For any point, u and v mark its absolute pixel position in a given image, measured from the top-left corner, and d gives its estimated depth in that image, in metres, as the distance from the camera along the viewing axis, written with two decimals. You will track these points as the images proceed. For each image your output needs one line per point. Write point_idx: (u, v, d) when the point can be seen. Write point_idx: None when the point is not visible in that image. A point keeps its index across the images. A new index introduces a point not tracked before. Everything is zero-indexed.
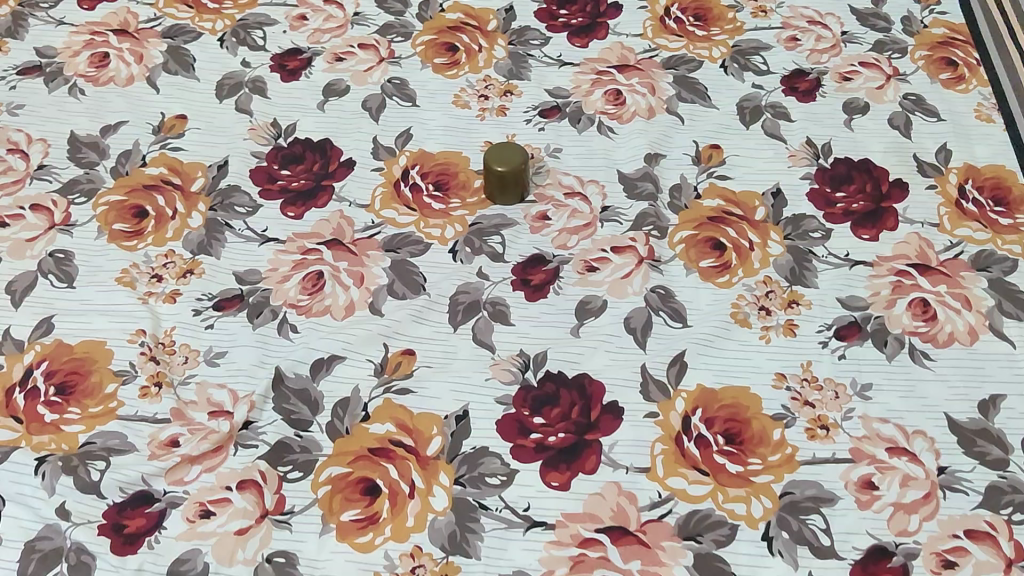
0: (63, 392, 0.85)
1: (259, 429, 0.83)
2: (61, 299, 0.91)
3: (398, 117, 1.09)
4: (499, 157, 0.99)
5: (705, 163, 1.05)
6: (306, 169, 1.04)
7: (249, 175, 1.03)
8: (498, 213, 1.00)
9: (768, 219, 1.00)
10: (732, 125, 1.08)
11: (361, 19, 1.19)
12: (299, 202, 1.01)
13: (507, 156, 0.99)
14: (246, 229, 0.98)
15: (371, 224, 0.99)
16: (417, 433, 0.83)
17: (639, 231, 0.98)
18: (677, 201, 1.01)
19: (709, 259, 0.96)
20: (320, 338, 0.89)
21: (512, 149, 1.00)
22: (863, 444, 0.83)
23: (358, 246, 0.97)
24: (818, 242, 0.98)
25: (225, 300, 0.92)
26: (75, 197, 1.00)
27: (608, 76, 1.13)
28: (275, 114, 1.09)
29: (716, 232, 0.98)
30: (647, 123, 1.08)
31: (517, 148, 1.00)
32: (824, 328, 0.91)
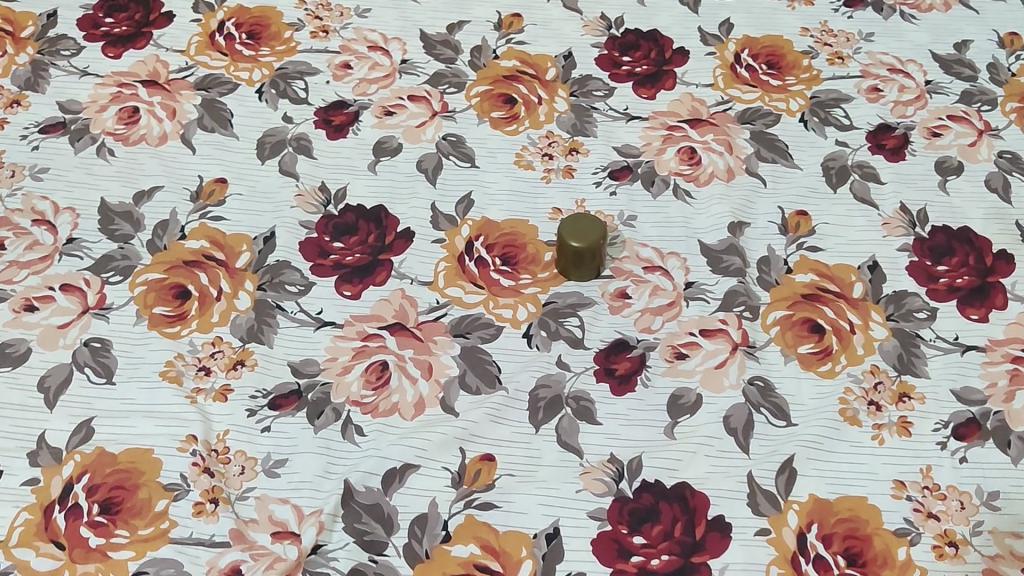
0: (108, 511, 0.77)
1: (330, 554, 0.75)
2: (100, 398, 0.83)
3: (457, 179, 1.00)
4: (575, 231, 0.91)
5: (793, 232, 0.97)
6: (360, 241, 0.95)
7: (299, 247, 0.94)
8: (573, 291, 0.92)
9: (867, 296, 0.92)
10: (819, 188, 1.00)
11: (410, 67, 1.11)
12: (356, 279, 0.92)
13: (584, 230, 0.91)
14: (299, 311, 0.90)
15: (437, 304, 0.90)
16: (505, 556, 0.75)
17: (729, 312, 0.90)
18: (767, 276, 0.93)
19: (808, 344, 0.88)
20: (391, 443, 0.81)
21: (589, 222, 0.91)
22: (997, 565, 0.76)
23: (424, 330, 0.88)
24: (924, 323, 0.90)
25: (281, 397, 0.84)
26: (109, 275, 0.91)
27: (680, 132, 1.05)
28: (323, 177, 1.00)
29: (813, 312, 0.90)
30: (727, 186, 1.00)
31: (594, 222, 0.92)
32: (941, 426, 0.83)
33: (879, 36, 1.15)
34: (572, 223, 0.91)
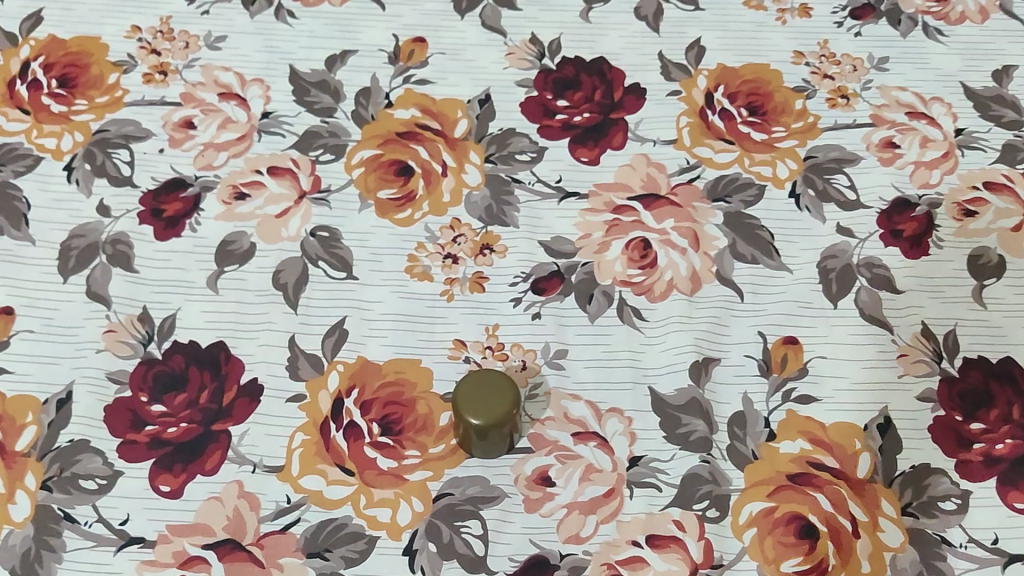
0: None
1: None
2: None
3: (328, 297, 0.75)
4: (477, 399, 0.66)
5: (777, 373, 0.72)
6: (189, 402, 0.70)
7: (104, 416, 0.69)
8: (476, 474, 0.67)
9: (876, 476, 0.68)
10: (813, 302, 0.75)
11: (273, 124, 0.83)
12: (178, 467, 0.67)
13: (488, 398, 0.66)
14: (96, 521, 0.65)
15: (286, 504, 0.66)
16: None
17: (687, 509, 0.66)
18: (741, 445, 0.69)
19: (796, 558, 0.64)
20: None
21: (497, 385, 0.67)
22: None
23: (266, 548, 0.64)
24: (953, 518, 0.66)
25: None
26: None
27: (631, 215, 0.79)
28: (145, 301, 0.74)
29: (803, 504, 0.66)
30: (690, 302, 0.75)
31: (506, 385, 0.67)
32: None
33: (895, 62, 0.87)
34: (475, 388, 0.67)
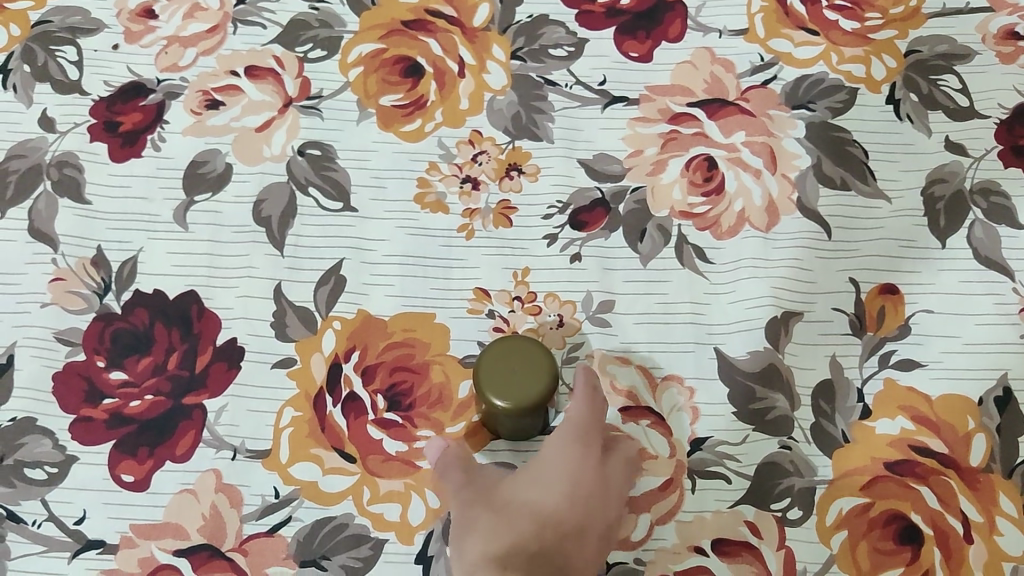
0: None
1: None
2: None
3: (321, 235, 0.61)
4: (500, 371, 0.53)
5: (873, 331, 0.58)
6: (154, 368, 0.58)
7: (54, 387, 0.57)
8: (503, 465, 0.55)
9: (993, 464, 0.55)
10: (916, 240, 0.61)
11: (250, 12, 0.68)
12: (142, 450, 0.56)
13: (516, 370, 0.53)
14: (46, 520, 0.54)
15: (275, 500, 0.55)
16: None
17: (762, 509, 0.54)
18: (828, 424, 0.56)
19: (895, 570, 0.53)
20: None
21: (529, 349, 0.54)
22: None
23: (251, 556, 0.53)
24: None
25: None
26: None
27: (692, 126, 0.64)
28: (100, 240, 0.61)
29: (903, 501, 0.54)
30: (765, 242, 0.61)
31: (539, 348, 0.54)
32: None
33: None
34: (497, 356, 0.54)
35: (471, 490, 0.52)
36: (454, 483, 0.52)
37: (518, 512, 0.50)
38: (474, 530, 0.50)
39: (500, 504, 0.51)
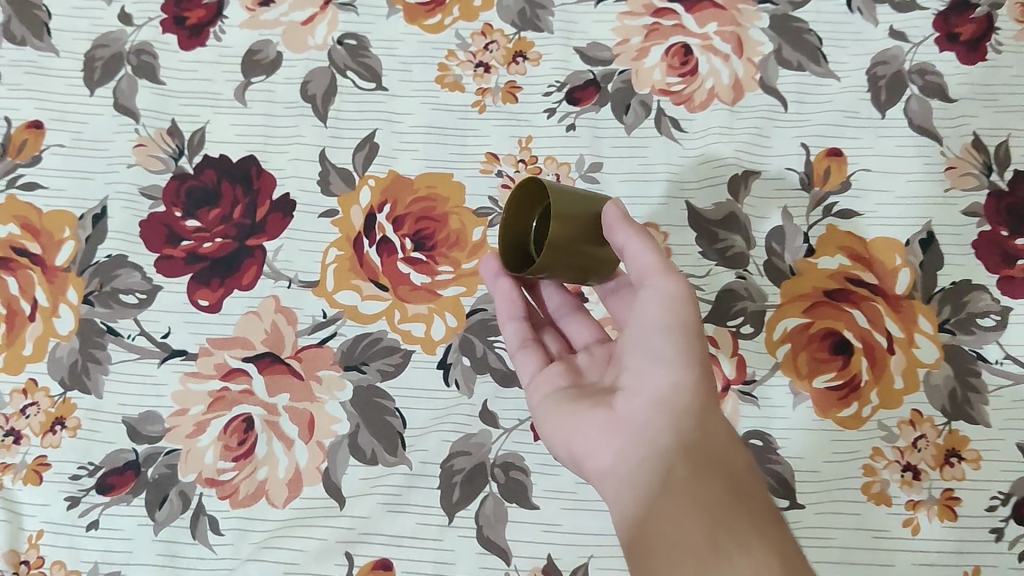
0: None
1: None
2: None
3: (357, 110, 0.73)
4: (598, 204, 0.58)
5: (819, 186, 0.70)
6: (222, 216, 0.70)
7: (141, 231, 0.70)
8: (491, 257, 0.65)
9: (915, 293, 0.67)
10: (861, 112, 0.72)
11: None
12: (215, 281, 0.68)
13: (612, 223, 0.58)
14: (138, 334, 0.67)
15: (323, 319, 0.67)
16: None
17: (721, 326, 0.66)
18: (778, 260, 0.68)
19: (827, 373, 0.65)
20: (254, 552, 0.60)
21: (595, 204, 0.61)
22: None
23: (305, 361, 0.66)
24: (990, 335, 0.65)
25: (114, 474, 0.63)
26: None
27: (673, 18, 0.75)
28: (173, 114, 0.73)
29: (838, 320, 0.66)
30: (731, 114, 0.72)
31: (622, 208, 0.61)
32: (999, 503, 0.61)
33: None
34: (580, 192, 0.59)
35: (679, 306, 0.53)
36: (654, 280, 0.54)
37: (708, 365, 0.53)
38: (667, 356, 0.53)
39: (701, 355, 0.53)
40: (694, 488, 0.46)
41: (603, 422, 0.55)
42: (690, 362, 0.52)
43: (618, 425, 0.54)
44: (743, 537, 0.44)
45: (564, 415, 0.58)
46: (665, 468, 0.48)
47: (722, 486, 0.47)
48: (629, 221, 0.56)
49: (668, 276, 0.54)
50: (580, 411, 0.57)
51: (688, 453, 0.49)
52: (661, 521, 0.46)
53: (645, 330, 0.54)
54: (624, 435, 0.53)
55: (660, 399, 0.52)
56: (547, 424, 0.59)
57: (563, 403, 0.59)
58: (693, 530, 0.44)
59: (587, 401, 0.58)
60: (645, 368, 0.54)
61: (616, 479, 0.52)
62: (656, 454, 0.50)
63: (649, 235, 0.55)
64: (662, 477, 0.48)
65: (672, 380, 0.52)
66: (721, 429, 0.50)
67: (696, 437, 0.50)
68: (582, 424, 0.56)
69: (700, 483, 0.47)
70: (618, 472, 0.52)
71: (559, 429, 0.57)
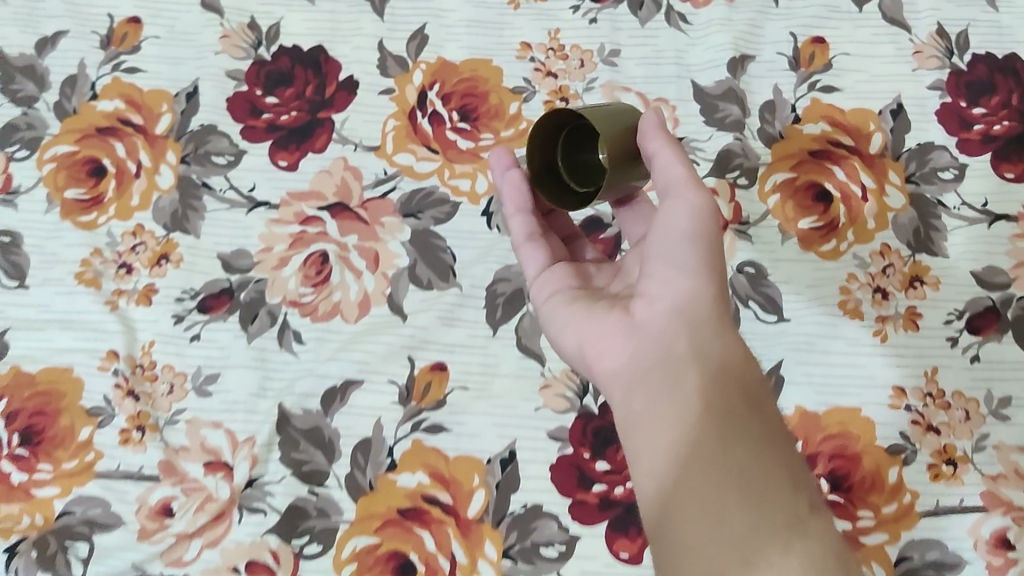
0: (30, 441, 0.70)
1: (268, 488, 0.68)
2: (13, 305, 0.75)
3: (410, 8, 0.85)
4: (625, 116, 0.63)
5: (805, 67, 0.82)
6: (297, 95, 0.82)
7: (228, 106, 0.82)
8: (502, 150, 0.73)
9: (885, 152, 0.79)
10: (841, 7, 0.84)
11: None
12: (292, 146, 0.80)
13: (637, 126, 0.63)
14: (229, 189, 0.79)
15: (384, 176, 0.79)
16: (455, 485, 0.68)
17: (720, 179, 0.78)
18: (770, 127, 0.80)
19: (811, 216, 0.76)
20: (332, 355, 0.72)
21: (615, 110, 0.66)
22: (998, 488, 0.68)
23: (370, 210, 0.78)
24: (949, 186, 0.77)
25: (211, 298, 0.75)
26: (15, 150, 0.80)
27: None
28: (252, 13, 0.86)
29: (819, 174, 0.78)
30: (730, 8, 0.84)
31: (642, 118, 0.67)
32: (954, 317, 0.73)
33: None
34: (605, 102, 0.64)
35: (704, 219, 0.57)
36: (684, 193, 0.58)
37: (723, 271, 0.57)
38: (688, 265, 0.57)
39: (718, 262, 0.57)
40: (711, 404, 0.50)
41: (620, 323, 0.59)
42: (712, 274, 0.56)
43: (635, 328, 0.58)
44: (753, 443, 0.48)
45: (580, 314, 0.63)
46: (681, 378, 0.52)
47: (750, 428, 0.49)
48: (663, 130, 0.61)
49: (699, 190, 0.57)
50: (596, 310, 0.62)
51: (705, 371, 0.52)
52: (681, 457, 0.48)
53: (669, 238, 0.58)
54: (641, 337, 0.57)
55: (679, 308, 0.56)
56: (562, 321, 0.65)
57: (580, 306, 0.64)
58: (706, 439, 0.48)
59: (603, 305, 0.63)
60: (664, 272, 0.58)
61: (630, 379, 0.56)
62: (670, 360, 0.54)
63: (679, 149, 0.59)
64: (676, 386, 0.52)
65: (692, 287, 0.56)
66: (736, 340, 0.54)
67: (712, 350, 0.53)
68: (599, 324, 0.61)
69: (718, 401, 0.50)
70: (629, 371, 0.56)
71: (575, 324, 0.63)
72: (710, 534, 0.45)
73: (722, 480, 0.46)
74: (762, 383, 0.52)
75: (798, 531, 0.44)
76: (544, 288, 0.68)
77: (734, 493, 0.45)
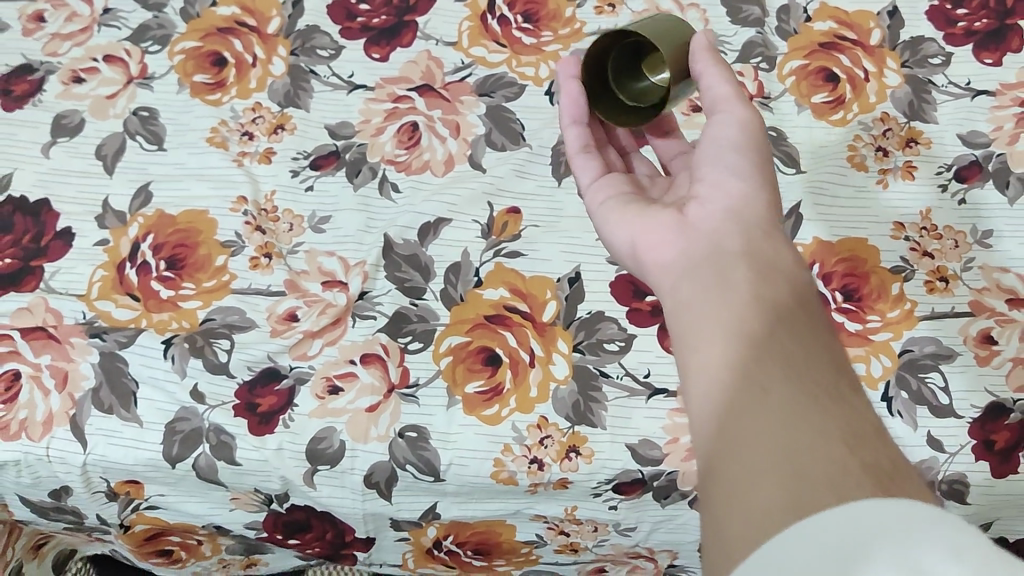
0: (174, 266, 0.84)
1: (375, 299, 0.82)
2: (154, 164, 0.89)
3: None
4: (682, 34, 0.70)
5: None
6: (385, 3, 0.97)
7: (327, 11, 0.97)
8: (570, 60, 0.75)
9: (884, 44, 0.93)
10: None
11: None
12: (383, 42, 0.95)
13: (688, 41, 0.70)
14: (332, 75, 0.93)
15: (462, 65, 0.94)
16: (531, 298, 0.82)
17: (746, 64, 0.92)
18: (786, 25, 0.95)
19: (822, 93, 0.91)
20: (425, 199, 0.86)
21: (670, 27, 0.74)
22: (983, 298, 0.82)
23: (451, 91, 0.92)
24: (938, 69, 0.92)
25: (321, 158, 0.89)
26: (148, 45, 0.95)
27: None
28: None
29: (829, 61, 0.92)
30: None
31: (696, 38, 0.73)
32: (944, 170, 0.88)
33: None
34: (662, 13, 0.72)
35: (749, 127, 0.66)
36: (733, 105, 0.67)
37: (772, 187, 0.63)
38: (741, 170, 0.63)
39: (767, 177, 0.63)
40: (766, 295, 0.52)
41: (673, 220, 0.63)
42: (759, 182, 0.62)
43: (686, 225, 0.62)
44: (800, 329, 0.50)
45: (633, 215, 0.67)
46: (732, 266, 0.55)
47: (801, 318, 0.51)
48: (713, 51, 0.69)
49: (742, 105, 0.66)
50: (648, 213, 0.66)
51: (757, 263, 0.55)
52: (738, 335, 0.50)
53: (717, 145, 0.66)
54: (693, 235, 0.60)
55: (732, 212, 0.60)
56: (614, 223, 0.68)
57: (633, 208, 0.68)
58: (757, 324, 0.50)
59: (655, 208, 0.66)
60: (716, 178, 0.63)
61: (679, 268, 0.59)
62: (723, 252, 0.57)
63: (729, 74, 0.68)
64: (725, 268, 0.55)
65: (743, 189, 0.62)
66: (788, 244, 0.58)
67: (765, 248, 0.57)
68: (651, 220, 0.64)
69: (772, 296, 0.52)
70: (679, 259, 0.59)
71: (626, 223, 0.66)
72: (766, 433, 0.44)
73: (769, 356, 0.48)
74: (809, 279, 0.56)
75: (835, 397, 0.45)
76: (602, 190, 0.72)
77: (783, 360, 0.48)
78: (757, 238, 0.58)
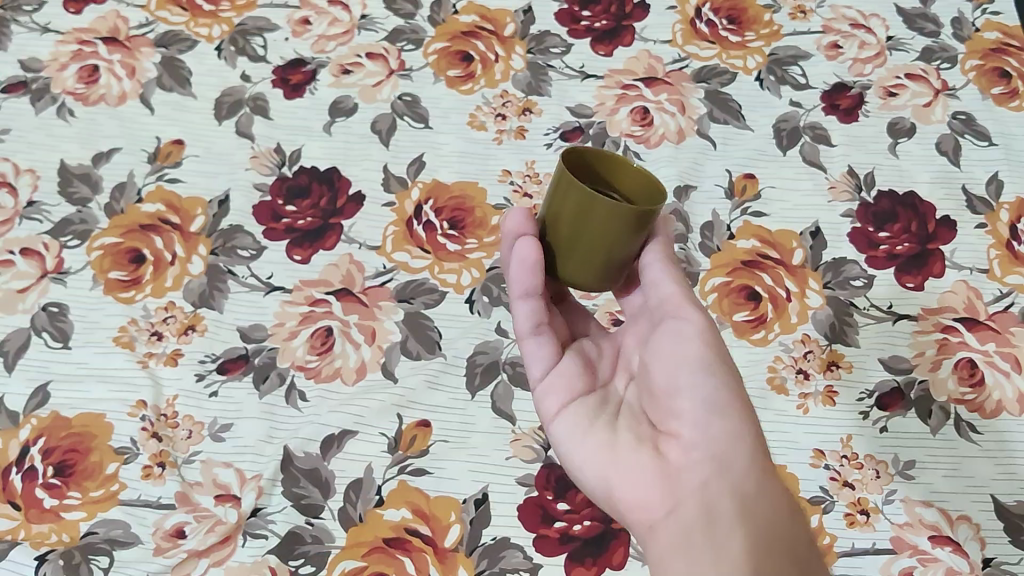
0: (63, 473, 0.80)
1: (269, 516, 0.78)
2: (56, 363, 0.86)
3: (411, 141, 1.02)
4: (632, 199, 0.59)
5: (738, 196, 0.98)
6: (312, 205, 0.97)
7: (252, 211, 0.96)
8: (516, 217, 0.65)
9: (806, 264, 0.94)
10: (768, 151, 1.01)
11: (369, 23, 1.11)
12: (306, 243, 0.94)
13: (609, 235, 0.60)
14: (250, 276, 0.92)
15: (383, 269, 0.93)
16: (434, 521, 0.78)
17: None
18: (709, 241, 0.95)
19: (744, 311, 0.90)
20: (332, 410, 0.84)
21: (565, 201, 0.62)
22: (905, 533, 0.79)
23: (370, 296, 0.91)
24: (860, 291, 0.92)
25: (229, 362, 0.87)
26: (67, 240, 0.94)
27: (635, 91, 1.06)
28: (278, 139, 1.02)
29: (751, 279, 0.92)
30: (677, 148, 1.01)
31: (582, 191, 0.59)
32: (865, 396, 0.86)
33: None
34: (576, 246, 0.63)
35: (709, 337, 0.63)
36: (687, 311, 0.65)
37: (753, 419, 0.60)
38: (714, 403, 0.60)
39: (744, 413, 0.60)
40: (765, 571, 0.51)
41: (650, 462, 0.60)
42: (740, 419, 0.59)
43: (667, 472, 0.59)
44: None
45: (602, 449, 0.62)
46: (724, 539, 0.53)
47: None
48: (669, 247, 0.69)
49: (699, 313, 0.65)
50: (620, 446, 0.62)
51: (753, 530, 0.53)
52: None
53: (681, 366, 0.62)
54: (677, 487, 0.58)
55: (716, 457, 0.58)
56: (583, 454, 0.63)
57: (598, 433, 0.63)
58: None
59: (626, 433, 0.63)
60: (693, 417, 0.60)
61: (673, 532, 0.56)
62: (714, 519, 0.54)
63: (680, 279, 0.67)
64: (719, 541, 0.53)
65: (724, 431, 0.59)
66: (782, 500, 0.56)
67: (758, 508, 0.55)
68: (627, 463, 0.60)
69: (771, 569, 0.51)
70: (668, 520, 0.57)
71: (592, 457, 0.62)
72: None
73: None
74: (801, 543, 0.54)
75: None
76: (552, 398, 0.66)
77: None
78: (745, 495, 0.56)
